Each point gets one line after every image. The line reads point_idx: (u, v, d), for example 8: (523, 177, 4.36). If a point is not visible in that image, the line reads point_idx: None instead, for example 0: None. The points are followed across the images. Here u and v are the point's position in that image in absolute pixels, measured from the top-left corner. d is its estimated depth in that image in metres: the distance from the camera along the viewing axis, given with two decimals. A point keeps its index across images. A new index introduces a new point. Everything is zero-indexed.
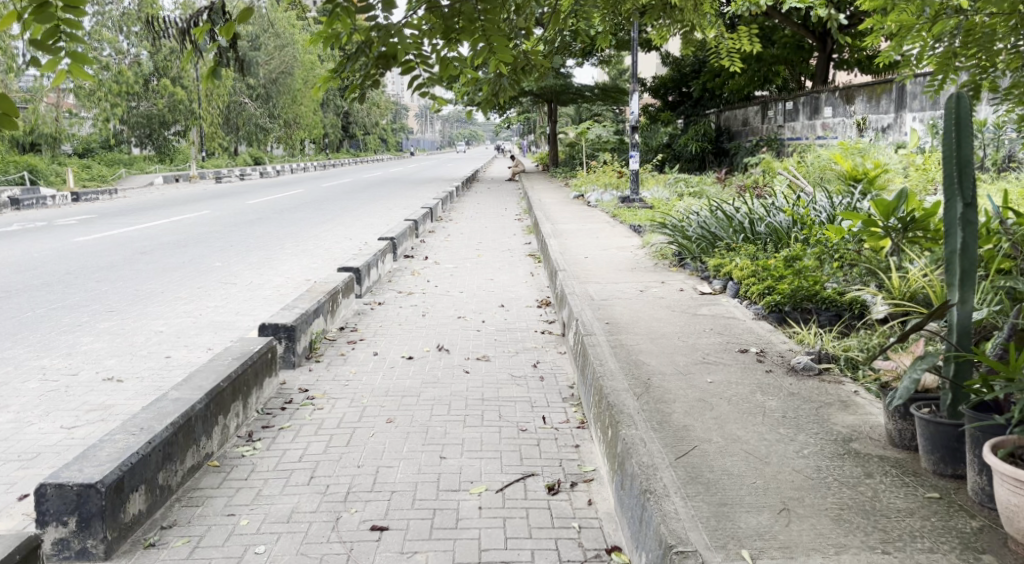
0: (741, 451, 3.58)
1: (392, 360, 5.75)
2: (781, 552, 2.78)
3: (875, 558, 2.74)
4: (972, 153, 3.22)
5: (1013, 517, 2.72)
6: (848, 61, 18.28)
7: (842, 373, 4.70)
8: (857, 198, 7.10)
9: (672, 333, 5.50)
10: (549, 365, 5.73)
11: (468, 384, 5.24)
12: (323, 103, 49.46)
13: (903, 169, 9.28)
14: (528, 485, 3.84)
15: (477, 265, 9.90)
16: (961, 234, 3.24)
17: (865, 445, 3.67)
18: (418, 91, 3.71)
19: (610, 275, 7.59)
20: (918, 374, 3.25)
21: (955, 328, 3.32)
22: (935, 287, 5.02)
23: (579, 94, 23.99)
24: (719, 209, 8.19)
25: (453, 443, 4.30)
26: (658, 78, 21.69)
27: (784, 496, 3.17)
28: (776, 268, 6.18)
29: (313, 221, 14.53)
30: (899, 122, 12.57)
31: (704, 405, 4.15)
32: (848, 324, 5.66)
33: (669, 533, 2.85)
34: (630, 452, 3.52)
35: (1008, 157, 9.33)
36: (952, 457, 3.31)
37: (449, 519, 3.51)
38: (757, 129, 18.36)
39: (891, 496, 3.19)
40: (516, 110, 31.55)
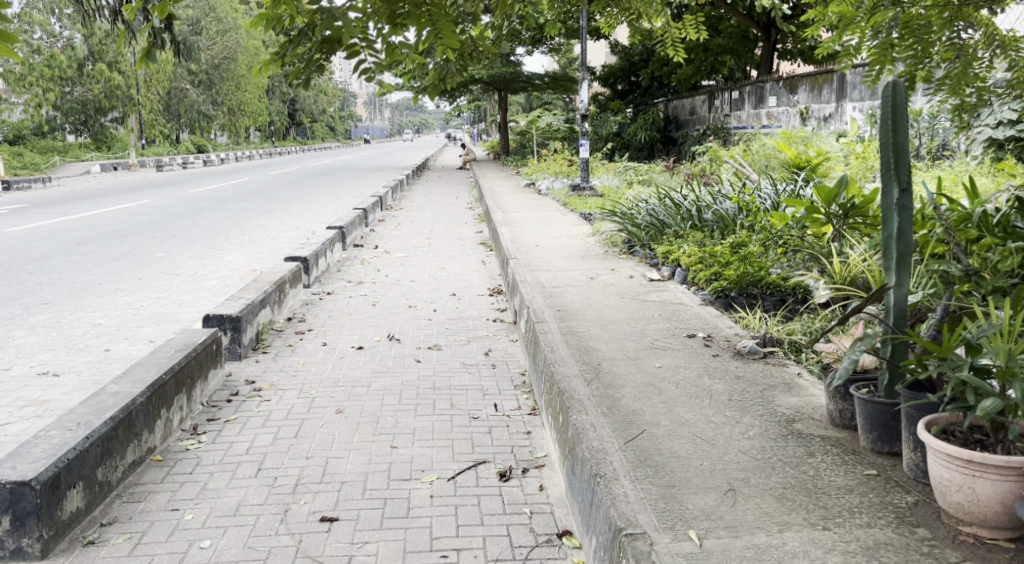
0: (689, 434, 3.65)
1: (341, 350, 5.72)
2: (727, 531, 2.84)
3: (816, 534, 2.81)
4: (907, 140, 3.31)
5: (946, 491, 2.82)
6: (791, 52, 18.60)
7: (787, 356, 4.81)
8: (801, 185, 7.26)
9: (622, 319, 5.57)
10: (501, 352, 5.76)
11: (419, 373, 5.24)
12: (269, 90, 48.69)
13: (844, 158, 9.48)
14: (480, 473, 3.86)
15: (428, 254, 9.88)
16: (897, 219, 3.34)
17: (808, 425, 3.77)
18: (364, 75, 3.66)
19: (561, 263, 7.63)
20: (856, 355, 3.33)
21: (892, 311, 3.42)
22: (874, 271, 5.16)
23: (529, 82, 24.01)
24: (666, 197, 8.30)
25: (404, 432, 4.30)
26: (607, 67, 21.81)
27: (730, 477, 3.24)
28: (722, 254, 6.29)
29: (259, 210, 14.32)
30: (840, 111, 12.84)
31: (653, 389, 4.21)
32: (792, 309, 5.79)
33: (618, 516, 2.90)
34: (581, 436, 3.56)
35: (943, 145, 9.63)
36: (889, 435, 3.42)
37: (400, 508, 3.51)
38: (704, 117, 18.61)
39: (832, 474, 3.28)
40: (466, 98, 31.43)
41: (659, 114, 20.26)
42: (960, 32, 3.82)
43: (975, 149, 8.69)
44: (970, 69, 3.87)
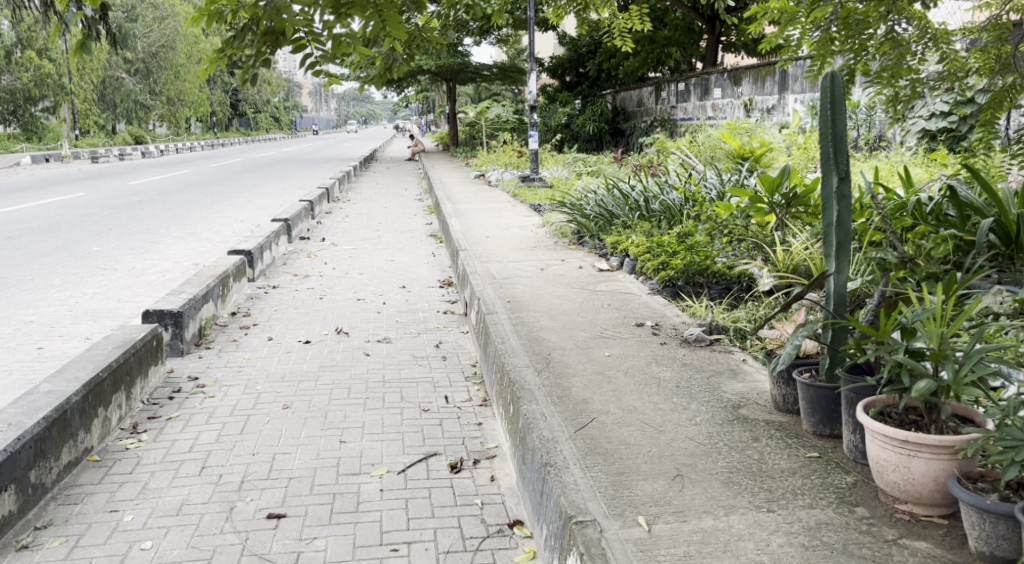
0: (638, 422, 3.70)
1: (287, 345, 5.65)
2: (675, 516, 2.89)
3: (761, 517, 2.88)
4: (844, 129, 3.39)
5: (883, 471, 2.91)
6: (735, 44, 18.86)
7: (732, 343, 4.90)
8: (745, 175, 7.41)
9: (572, 309, 5.61)
10: (452, 344, 5.75)
11: (368, 366, 5.21)
12: (210, 79, 47.66)
13: (786, 149, 9.68)
14: (430, 465, 3.86)
15: (377, 246, 9.81)
16: (837, 208, 3.43)
17: (753, 410, 3.85)
18: (311, 68, 3.62)
19: (511, 254, 7.65)
20: (798, 340, 3.42)
21: (832, 297, 3.52)
22: (815, 259, 5.28)
23: (477, 73, 23.92)
24: (615, 188, 8.37)
25: (352, 426, 4.27)
26: (555, 58, 21.87)
27: (678, 463, 3.30)
28: (669, 244, 6.38)
29: (200, 202, 14.04)
30: (783, 103, 13.09)
31: (602, 378, 4.25)
32: (736, 297, 5.88)
33: (569, 504, 2.93)
34: (531, 426, 3.59)
35: (879, 136, 9.90)
36: (830, 418, 3.52)
37: (350, 503, 3.50)
38: (651, 109, 18.80)
39: (776, 457, 3.36)
40: (414, 88, 31.20)
41: (607, 106, 20.40)
42: (894, 25, 3.66)
43: (909, 140, 8.95)
44: (905, 62, 3.66)
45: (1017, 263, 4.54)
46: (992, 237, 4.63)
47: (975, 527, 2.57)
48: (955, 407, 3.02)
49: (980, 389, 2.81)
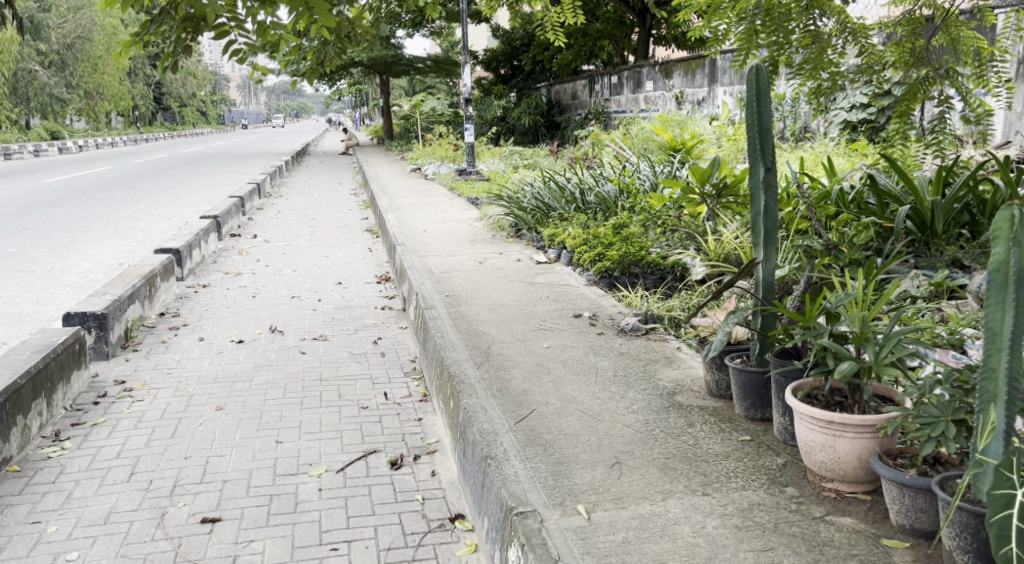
0: (576, 411, 3.75)
1: (219, 345, 5.55)
2: (613, 503, 2.94)
3: (696, 500, 2.96)
4: (770, 120, 3.49)
5: (811, 451, 3.02)
6: (666, 37, 19.09)
7: (667, 332, 5.00)
8: (677, 167, 7.55)
9: (511, 302, 5.64)
10: (390, 340, 5.73)
11: (305, 365, 5.15)
12: (132, 72, 46.19)
13: (716, 140, 9.87)
14: (370, 463, 3.85)
15: (312, 242, 9.69)
16: (764, 198, 3.52)
17: (688, 397, 3.94)
18: (235, 59, 3.50)
19: (449, 248, 7.64)
20: (729, 327, 3.50)
21: (761, 284, 3.63)
22: (745, 248, 5.42)
23: (411, 65, 23.72)
24: (551, 180, 8.44)
25: (289, 426, 4.23)
26: (489, 51, 21.84)
27: (616, 450, 3.36)
28: (605, 235, 6.46)
29: (124, 200, 13.63)
30: (712, 95, 13.33)
31: (541, 369, 4.30)
32: (670, 286, 6.02)
33: (510, 495, 2.96)
34: (471, 420, 3.61)
35: (804, 128, 10.20)
36: (760, 402, 3.63)
37: (288, 503, 3.47)
38: (585, 102, 19.00)
39: (710, 442, 3.45)
40: (346, 80, 30.72)
41: (542, 99, 20.51)
42: (815, 19, 3.74)
43: (833, 131, 9.22)
44: (826, 55, 3.73)
45: (932, 248, 4.76)
46: (909, 225, 4.84)
47: (895, 502, 2.69)
48: (877, 387, 3.14)
49: (899, 369, 2.93)
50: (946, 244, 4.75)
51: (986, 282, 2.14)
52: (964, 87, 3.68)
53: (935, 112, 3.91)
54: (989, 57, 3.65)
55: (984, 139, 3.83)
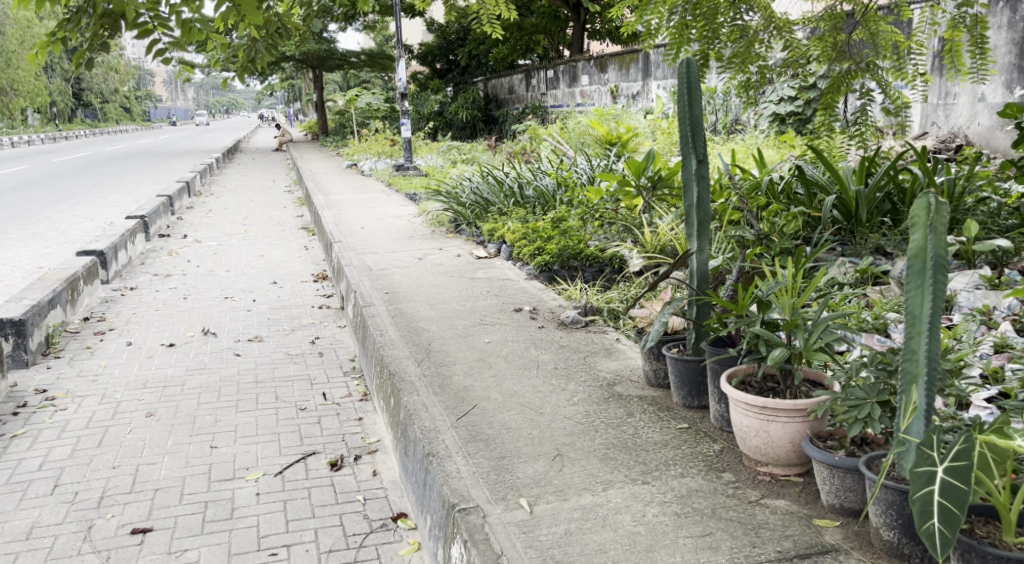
0: (518, 405, 3.77)
1: (149, 349, 5.41)
2: (556, 496, 2.97)
3: (637, 489, 3.00)
4: (701, 112, 3.55)
5: (746, 436, 3.09)
6: (600, 32, 19.24)
7: (606, 324, 5.06)
8: (613, 160, 7.63)
9: (451, 298, 5.63)
10: (328, 340, 5.66)
11: (239, 367, 5.06)
12: (50, 68, 44.56)
13: (651, 133, 10.01)
14: (309, 465, 3.81)
15: (245, 241, 9.51)
16: (697, 189, 3.59)
17: (627, 387, 3.99)
18: (159, 57, 3.35)
19: (387, 244, 7.58)
20: (666, 317, 3.55)
21: (695, 274, 3.69)
22: (681, 240, 5.51)
23: (344, 60, 23.40)
24: (489, 175, 8.43)
25: (224, 430, 4.15)
26: (424, 46, 21.67)
27: (557, 443, 3.38)
28: (544, 228, 6.49)
29: (44, 200, 13.15)
30: (647, 89, 13.50)
31: (482, 364, 4.31)
32: (609, 278, 6.08)
33: (452, 492, 2.96)
34: (412, 418, 3.60)
35: (735, 120, 10.42)
36: (697, 390, 3.70)
37: (224, 510, 3.41)
38: (523, 97, 19.06)
39: (650, 431, 3.51)
40: (277, 75, 30.16)
41: (479, 94, 20.46)
42: (741, 14, 3.74)
43: (762, 123, 9.44)
44: (753, 49, 3.76)
45: (857, 236, 4.91)
46: (835, 213, 4.99)
47: (826, 482, 2.78)
48: (807, 372, 3.23)
49: (827, 354, 3.02)
50: (870, 231, 4.92)
51: (906, 268, 2.22)
52: (885, 80, 3.81)
53: (857, 105, 4.03)
54: (907, 51, 3.79)
55: (904, 130, 3.94)
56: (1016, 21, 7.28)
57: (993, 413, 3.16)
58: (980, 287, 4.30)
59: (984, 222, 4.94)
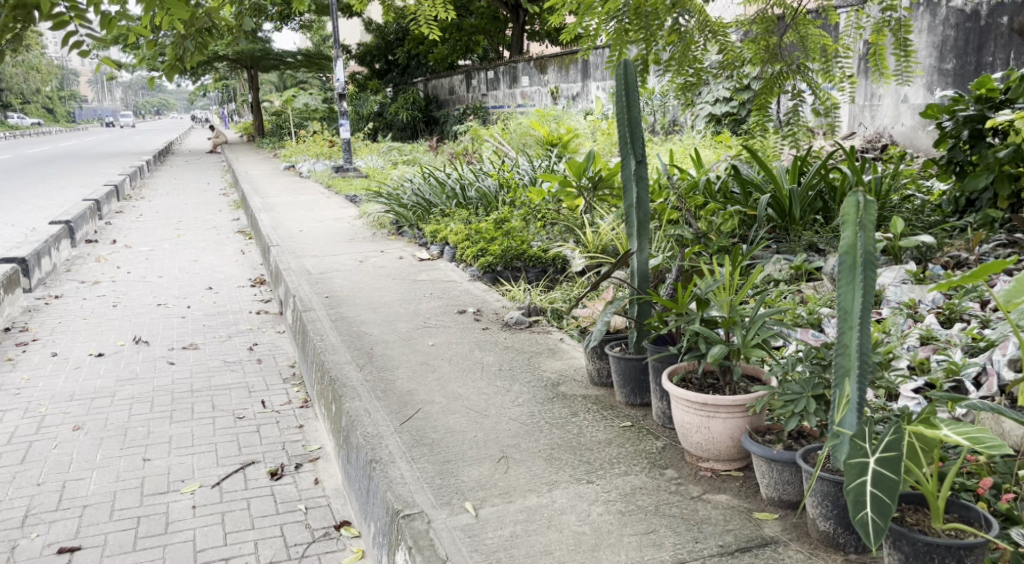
0: (462, 408, 3.76)
1: (76, 360, 5.25)
2: (501, 498, 2.97)
3: (582, 489, 3.01)
4: (639, 114, 3.59)
5: (687, 433, 3.13)
6: (538, 33, 19.34)
7: (550, 324, 5.08)
8: (554, 161, 7.67)
9: (393, 301, 5.59)
10: (267, 346, 5.57)
11: (173, 376, 4.94)
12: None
13: (591, 134, 10.09)
14: (248, 475, 3.74)
15: (178, 246, 9.29)
16: (636, 189, 3.63)
17: (571, 387, 4.01)
18: (78, 53, 3.21)
19: (327, 247, 7.49)
20: (608, 316, 3.59)
21: (636, 273, 3.73)
22: (622, 239, 5.56)
23: (280, 60, 23.04)
24: (430, 176, 8.39)
25: (157, 442, 4.05)
26: (362, 46, 21.46)
27: (502, 445, 3.38)
28: (487, 230, 6.48)
29: None
30: (586, 90, 13.62)
31: (426, 368, 4.28)
32: (552, 279, 6.11)
33: (396, 498, 2.94)
34: (355, 424, 3.55)
35: (672, 121, 10.58)
36: (639, 387, 3.74)
37: (158, 525, 3.32)
38: (463, 97, 19.05)
39: (594, 430, 3.53)
40: (210, 75, 29.59)
41: (418, 94, 20.36)
42: (678, 18, 3.76)
43: (699, 123, 9.60)
44: (689, 52, 3.81)
45: (791, 233, 5.03)
46: (770, 212, 5.09)
47: (765, 476, 2.83)
48: (746, 368, 3.29)
49: (764, 350, 3.08)
50: (803, 229, 5.05)
51: (838, 264, 2.27)
52: (814, 82, 3.90)
53: (789, 106, 4.12)
54: (834, 53, 3.88)
55: (833, 130, 4.04)
56: (936, 25, 7.54)
57: (920, 404, 3.26)
58: (906, 282, 4.44)
59: (909, 219, 5.12)
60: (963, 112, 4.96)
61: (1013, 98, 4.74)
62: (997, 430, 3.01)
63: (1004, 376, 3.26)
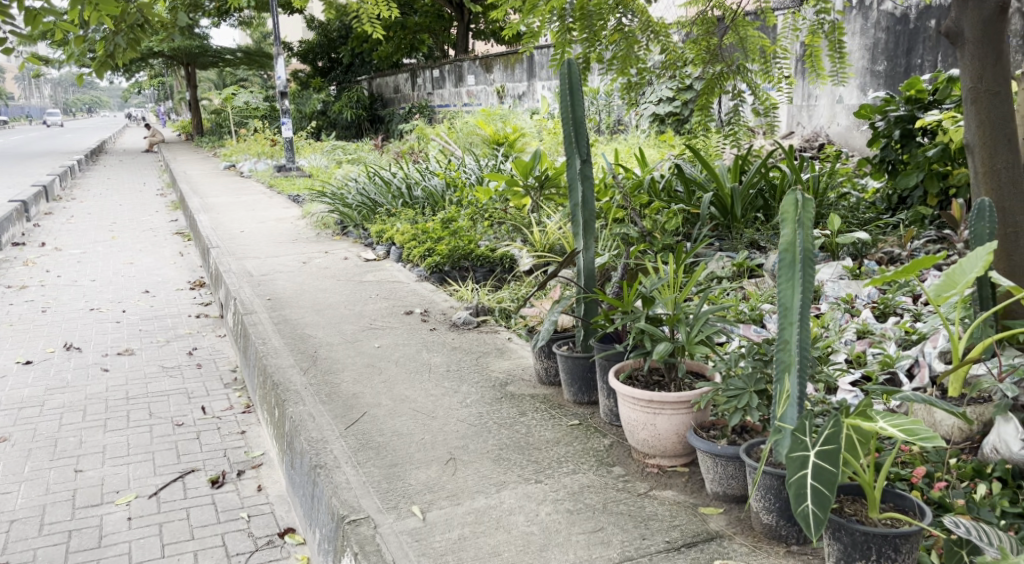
0: (409, 410, 3.72)
1: (3, 369, 5.06)
2: (449, 500, 2.94)
3: (530, 489, 3.01)
4: (583, 113, 3.59)
5: (634, 430, 3.14)
6: (483, 32, 19.32)
7: (498, 324, 5.06)
8: (501, 160, 7.66)
9: (338, 302, 5.51)
10: (207, 350, 5.44)
11: (108, 384, 4.80)
12: None
13: (537, 133, 10.09)
14: (187, 483, 3.64)
15: (112, 249, 9.03)
16: (582, 189, 3.64)
17: (519, 386, 4.01)
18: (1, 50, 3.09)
19: (270, 249, 7.36)
20: (555, 316, 3.58)
21: (582, 272, 3.74)
22: (569, 238, 5.58)
23: (219, 56, 22.58)
24: (376, 176, 8.30)
25: (90, 452, 3.93)
26: (304, 43, 21.12)
27: (450, 447, 3.36)
28: (434, 229, 6.44)
29: None
30: (532, 90, 13.66)
31: (372, 370, 4.23)
32: (500, 278, 6.10)
33: (341, 504, 2.89)
34: (299, 428, 3.49)
35: (617, 120, 10.66)
36: (587, 385, 3.74)
37: (91, 538, 3.23)
38: (408, 96, 18.93)
39: (542, 429, 3.52)
40: (145, 71, 28.87)
41: (363, 93, 20.15)
42: (620, 17, 3.75)
43: (643, 123, 9.68)
44: (633, 52, 3.82)
45: (734, 231, 5.11)
46: (713, 210, 5.16)
47: (710, 471, 2.85)
48: (690, 364, 3.32)
49: (708, 347, 3.12)
50: (744, 227, 5.13)
51: (778, 261, 2.31)
52: (754, 82, 3.96)
53: (729, 105, 4.17)
54: (773, 55, 3.94)
55: (773, 130, 4.11)
56: (868, 28, 7.72)
57: (857, 397, 3.32)
58: (844, 277, 4.54)
59: (845, 216, 5.25)
60: (894, 113, 5.10)
61: (942, 99, 4.93)
62: (929, 421, 3.06)
63: (935, 367, 3.30)
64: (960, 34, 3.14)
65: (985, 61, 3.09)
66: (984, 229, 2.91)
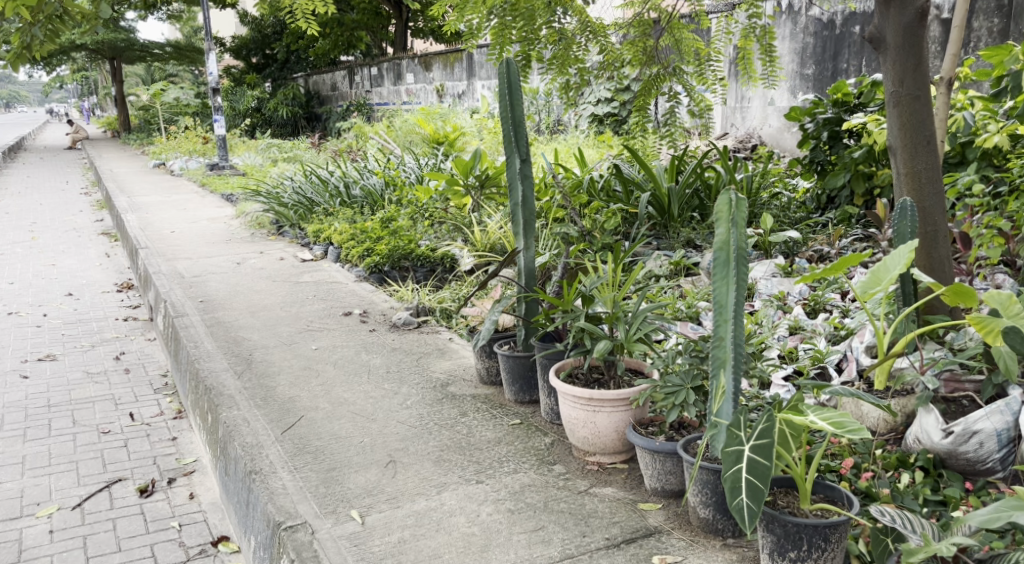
0: (348, 413, 3.67)
1: None
2: (389, 504, 2.91)
3: (471, 489, 2.99)
4: (522, 113, 3.60)
5: (574, 428, 3.15)
6: (422, 30, 19.22)
7: (439, 324, 5.03)
8: (440, 159, 7.62)
9: (274, 304, 5.41)
10: (136, 355, 5.28)
11: (28, 391, 4.62)
12: None
13: (477, 132, 10.07)
14: (114, 493, 3.53)
15: (33, 250, 8.71)
16: (521, 187, 3.65)
17: (460, 386, 3.98)
18: None
19: (203, 249, 7.18)
20: (496, 316, 3.57)
21: (522, 272, 3.74)
22: (509, 237, 5.57)
23: (146, 51, 21.97)
24: (313, 175, 8.18)
25: (9, 463, 3.78)
26: (238, 39, 20.70)
27: (390, 449, 3.32)
28: (373, 229, 6.37)
29: None
30: (471, 89, 13.64)
31: (309, 373, 4.15)
32: (441, 278, 6.06)
33: (277, 510, 2.83)
34: (233, 434, 3.40)
35: (556, 120, 10.72)
36: (527, 384, 3.74)
37: (9, 553, 3.11)
38: (346, 94, 18.71)
39: (482, 429, 3.51)
40: (68, 65, 27.91)
41: (300, 91, 19.84)
42: (558, 16, 3.75)
43: (582, 123, 9.73)
44: (571, 52, 3.83)
45: (670, 230, 5.18)
46: (650, 210, 5.22)
47: (649, 467, 2.88)
48: (628, 362, 3.35)
49: (646, 345, 3.14)
50: (681, 226, 5.21)
51: (713, 260, 2.34)
52: (689, 83, 4.00)
53: (666, 106, 4.21)
54: (707, 57, 4.00)
55: (708, 130, 4.17)
56: (796, 32, 7.89)
57: (790, 391, 3.38)
58: (776, 275, 4.64)
59: (777, 215, 5.36)
60: (822, 115, 5.22)
61: (866, 102, 5.04)
62: (855, 414, 3.14)
63: (862, 361, 3.39)
64: (882, 39, 3.23)
65: (906, 66, 3.19)
66: (907, 227, 3.00)
